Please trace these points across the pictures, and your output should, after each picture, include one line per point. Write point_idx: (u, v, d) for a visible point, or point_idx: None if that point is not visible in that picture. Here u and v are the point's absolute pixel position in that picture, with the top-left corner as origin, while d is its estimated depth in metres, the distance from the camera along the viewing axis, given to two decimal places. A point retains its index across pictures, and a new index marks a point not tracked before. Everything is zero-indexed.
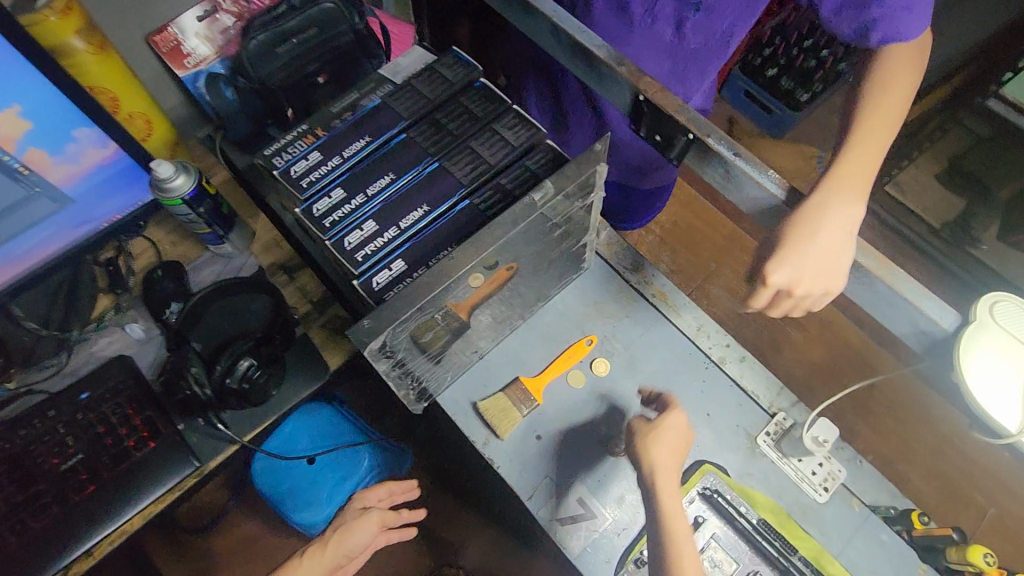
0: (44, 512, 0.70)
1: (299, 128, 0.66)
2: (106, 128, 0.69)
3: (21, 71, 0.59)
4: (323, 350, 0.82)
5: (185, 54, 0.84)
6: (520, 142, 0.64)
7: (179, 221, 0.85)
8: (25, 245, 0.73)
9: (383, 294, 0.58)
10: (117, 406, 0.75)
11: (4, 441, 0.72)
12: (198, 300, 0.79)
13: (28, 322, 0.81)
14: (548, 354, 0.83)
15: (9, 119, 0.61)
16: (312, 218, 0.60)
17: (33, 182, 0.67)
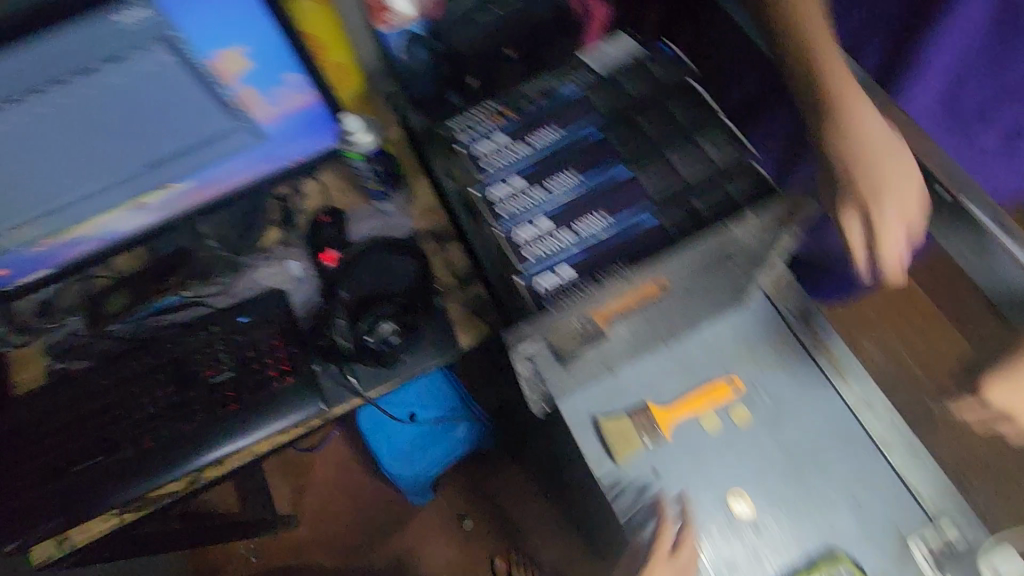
0: (193, 417, 0.77)
1: (491, 105, 0.65)
2: (310, 74, 0.71)
3: (252, 12, 0.62)
4: (456, 329, 0.81)
5: (388, 10, 0.84)
6: (723, 163, 0.58)
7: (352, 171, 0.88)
8: (222, 172, 0.79)
9: (549, 301, 0.54)
10: (267, 336, 0.80)
11: (175, 343, 0.80)
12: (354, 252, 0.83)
13: (210, 240, 0.89)
14: (685, 387, 0.77)
15: (234, 57, 0.65)
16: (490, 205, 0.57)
17: (239, 117, 0.72)
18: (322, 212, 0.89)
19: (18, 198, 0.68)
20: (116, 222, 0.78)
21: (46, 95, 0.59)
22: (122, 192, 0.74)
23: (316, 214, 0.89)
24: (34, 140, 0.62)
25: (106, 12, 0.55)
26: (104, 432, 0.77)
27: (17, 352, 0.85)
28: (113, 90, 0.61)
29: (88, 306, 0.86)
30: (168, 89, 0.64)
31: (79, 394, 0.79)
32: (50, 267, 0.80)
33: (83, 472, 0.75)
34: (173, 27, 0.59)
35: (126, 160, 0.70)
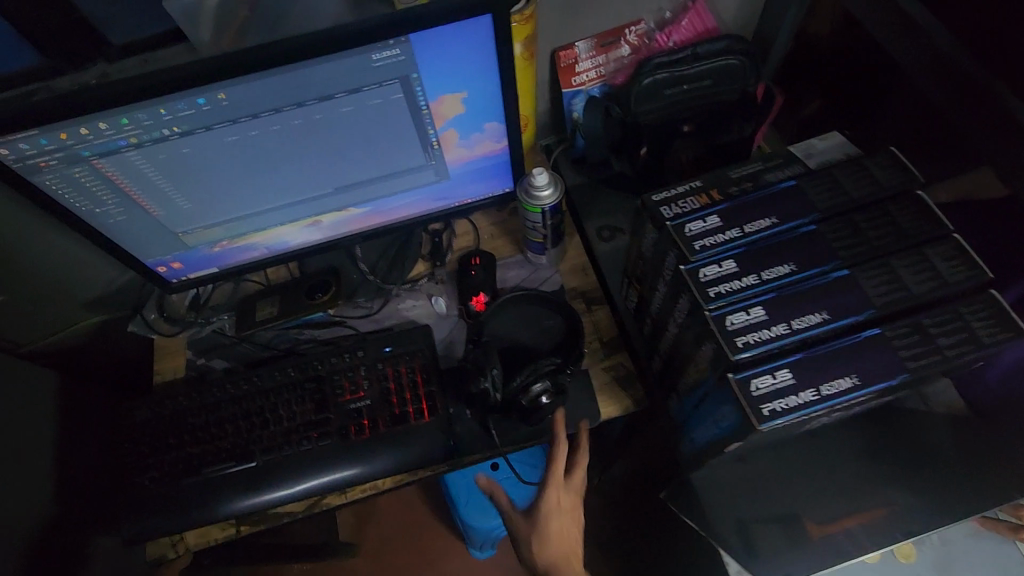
0: (325, 439, 0.76)
1: (696, 183, 0.63)
2: (509, 126, 0.73)
3: (482, 63, 0.64)
4: (598, 395, 0.79)
5: (576, 73, 0.87)
6: (955, 282, 0.54)
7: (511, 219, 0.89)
8: (396, 203, 0.80)
9: (764, 402, 0.51)
10: (409, 370, 0.79)
11: (319, 361, 0.80)
12: (503, 300, 0.82)
13: (361, 263, 0.90)
14: (843, 508, 0.71)
15: (453, 102, 0.67)
16: (700, 284, 0.56)
17: (434, 156, 0.73)
18: (470, 253, 0.88)
19: (220, 202, 0.71)
20: (288, 235, 0.80)
21: (284, 114, 0.62)
22: (306, 209, 0.76)
23: (465, 253, 0.88)
24: (256, 152, 0.65)
25: (365, 48, 0.58)
26: (238, 438, 0.77)
27: (163, 341, 0.88)
28: (341, 117, 0.64)
29: (238, 309, 0.88)
30: (386, 123, 0.66)
31: (218, 396, 0.80)
32: (216, 267, 0.83)
33: (214, 476, 0.75)
34: (414, 69, 0.61)
35: (322, 181, 0.72)
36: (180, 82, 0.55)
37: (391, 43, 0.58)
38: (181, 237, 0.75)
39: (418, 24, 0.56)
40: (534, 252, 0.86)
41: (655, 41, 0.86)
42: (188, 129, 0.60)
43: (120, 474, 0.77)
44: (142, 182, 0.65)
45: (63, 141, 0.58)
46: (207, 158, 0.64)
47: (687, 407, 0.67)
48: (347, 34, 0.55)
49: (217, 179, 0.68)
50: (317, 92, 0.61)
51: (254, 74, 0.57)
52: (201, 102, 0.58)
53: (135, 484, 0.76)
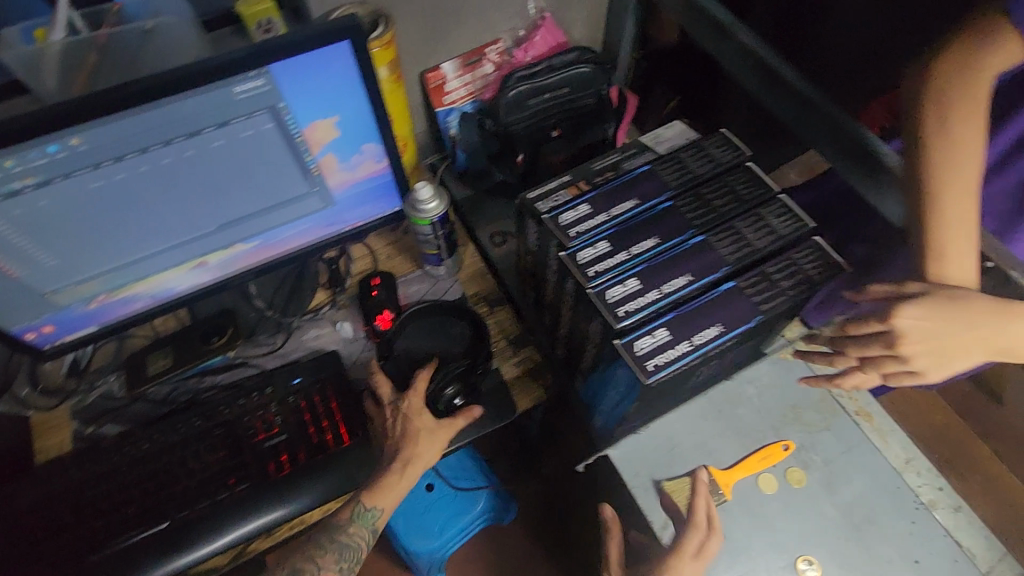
0: (243, 484, 0.73)
1: (565, 178, 0.69)
2: (386, 146, 0.76)
3: (348, 87, 0.66)
4: (512, 391, 0.82)
5: (446, 92, 0.92)
6: (787, 232, 0.63)
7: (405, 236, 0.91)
8: (285, 235, 0.80)
9: (648, 360, 0.57)
10: (322, 398, 0.78)
11: (224, 406, 0.78)
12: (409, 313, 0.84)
13: (257, 300, 0.88)
14: (739, 450, 0.79)
15: (327, 127, 0.69)
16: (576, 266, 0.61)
17: (316, 183, 0.75)
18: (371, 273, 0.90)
19: (89, 254, 0.67)
20: (173, 281, 0.78)
21: (149, 154, 0.61)
22: (189, 250, 0.74)
23: (365, 274, 0.90)
24: (124, 197, 0.63)
25: (227, 81, 0.59)
26: (143, 502, 0.72)
27: (40, 418, 0.80)
28: (212, 152, 0.64)
29: (126, 367, 0.83)
30: (261, 154, 0.67)
31: (114, 462, 0.75)
32: (96, 326, 0.78)
33: (122, 548, 0.70)
34: (281, 98, 0.63)
35: (202, 220, 0.71)
36: (27, 132, 0.53)
37: (253, 74, 0.59)
38: (49, 296, 0.70)
39: (278, 53, 0.58)
40: (429, 263, 0.89)
41: (515, 57, 0.93)
42: (43, 179, 0.58)
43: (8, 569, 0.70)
44: None
45: None
46: (69, 208, 0.61)
47: (591, 384, 0.73)
48: (206, 69, 0.56)
49: (84, 230, 0.64)
50: (182, 129, 0.60)
51: (109, 116, 0.56)
52: (53, 149, 0.56)
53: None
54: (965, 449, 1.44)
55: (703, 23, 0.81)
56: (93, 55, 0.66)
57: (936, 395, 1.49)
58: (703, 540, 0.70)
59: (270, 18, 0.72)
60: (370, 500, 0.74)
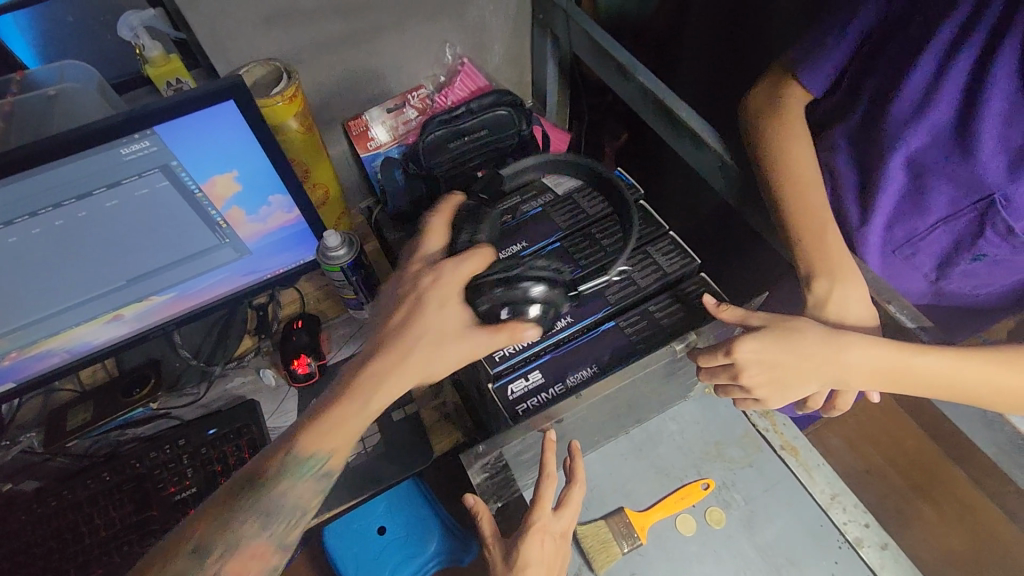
0: (150, 539, 0.73)
1: (460, 220, 0.70)
2: (294, 196, 0.77)
3: (241, 141, 0.67)
4: (430, 434, 0.82)
5: (369, 138, 0.93)
6: (672, 270, 0.63)
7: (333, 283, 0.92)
8: (202, 285, 0.81)
9: (519, 405, 0.57)
10: (235, 448, 0.78)
11: (136, 460, 0.77)
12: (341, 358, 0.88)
13: (182, 350, 0.89)
14: (659, 490, 0.78)
15: (226, 181, 0.70)
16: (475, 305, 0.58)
17: (225, 235, 0.76)
18: (295, 317, 0.91)
19: None
20: (88, 336, 0.79)
21: (40, 216, 0.62)
22: (99, 306, 0.76)
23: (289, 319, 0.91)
24: (20, 258, 0.65)
25: (110, 144, 0.60)
26: (52, 560, 0.73)
27: None
28: (107, 212, 0.66)
29: (47, 423, 0.83)
30: (159, 210, 0.68)
31: (24, 520, 0.75)
32: (11, 382, 0.79)
33: None
34: (172, 157, 0.64)
35: (107, 277, 0.72)
36: None
37: (138, 137, 0.61)
38: None
39: (160, 116, 0.60)
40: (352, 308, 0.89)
41: (437, 101, 0.94)
42: None
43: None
44: None
45: None
46: None
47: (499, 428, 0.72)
48: (85, 135, 0.58)
49: None
50: (73, 192, 0.62)
51: None
52: None
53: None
54: (939, 475, 1.40)
55: (608, 65, 0.83)
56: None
57: (911, 420, 1.44)
58: (567, 492, 0.67)
59: (179, 77, 0.74)
60: (312, 443, 0.56)
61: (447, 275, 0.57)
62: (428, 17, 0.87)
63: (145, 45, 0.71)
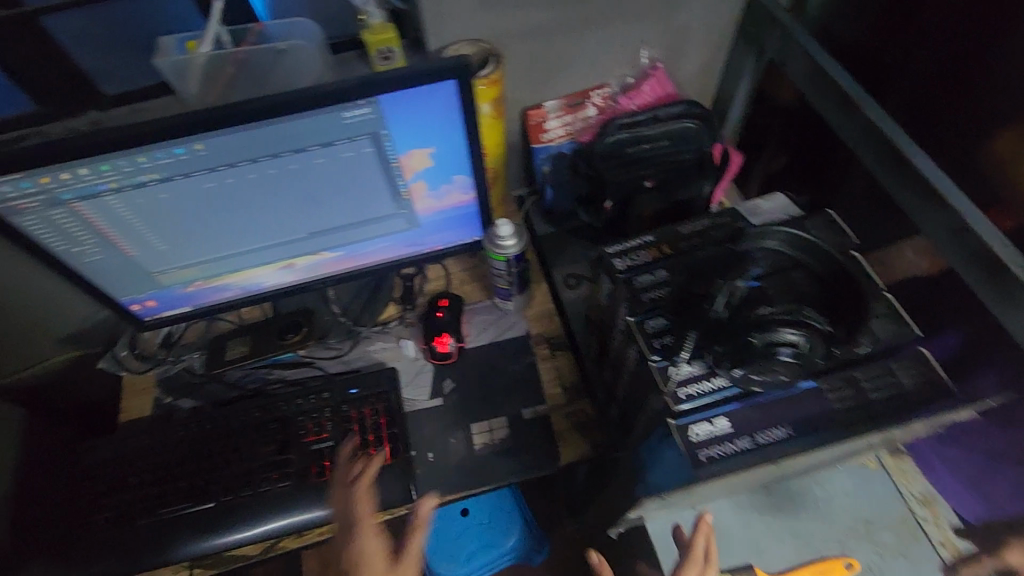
0: (286, 480, 0.76)
1: (646, 238, 0.68)
2: (476, 179, 0.77)
3: (448, 120, 0.68)
4: (559, 440, 0.80)
5: (544, 130, 0.93)
6: (887, 339, 0.57)
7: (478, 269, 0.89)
8: (367, 249, 0.84)
9: (701, 449, 0.53)
10: (374, 412, 0.80)
11: (283, 402, 0.81)
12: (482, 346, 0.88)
13: (334, 305, 0.93)
14: (795, 557, 0.72)
15: (421, 157, 0.71)
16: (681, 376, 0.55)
17: (404, 206, 0.77)
18: (441, 294, 0.92)
19: (195, 244, 0.74)
20: (263, 277, 0.83)
21: (259, 163, 0.66)
22: (280, 252, 0.79)
23: (436, 295, 0.92)
24: (231, 198, 0.69)
25: (338, 107, 0.62)
26: (197, 479, 0.77)
27: (131, 379, 0.88)
28: (314, 168, 0.68)
29: (210, 347, 0.89)
30: (357, 173, 0.70)
31: (181, 435, 0.80)
32: (190, 306, 0.85)
33: (173, 517, 0.75)
34: (383, 126, 0.66)
35: (295, 227, 0.76)
36: (158, 135, 0.58)
37: (362, 103, 0.62)
38: (155, 276, 0.77)
39: (389, 86, 0.61)
40: (501, 297, 0.89)
41: (619, 103, 0.92)
42: (166, 176, 0.64)
43: (78, 516, 0.77)
44: (120, 224, 0.68)
45: (43, 183, 0.61)
46: (184, 203, 0.67)
47: (639, 454, 0.70)
48: (321, 94, 0.60)
49: (194, 223, 0.71)
50: (291, 145, 0.65)
51: (226, 128, 0.61)
52: (179, 151, 0.61)
53: (89, 524, 0.76)
54: None
55: (828, 94, 0.77)
56: (230, 68, 0.73)
57: None
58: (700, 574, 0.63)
59: (391, 47, 0.76)
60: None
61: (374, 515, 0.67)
62: (637, 17, 0.84)
63: (370, 13, 0.75)
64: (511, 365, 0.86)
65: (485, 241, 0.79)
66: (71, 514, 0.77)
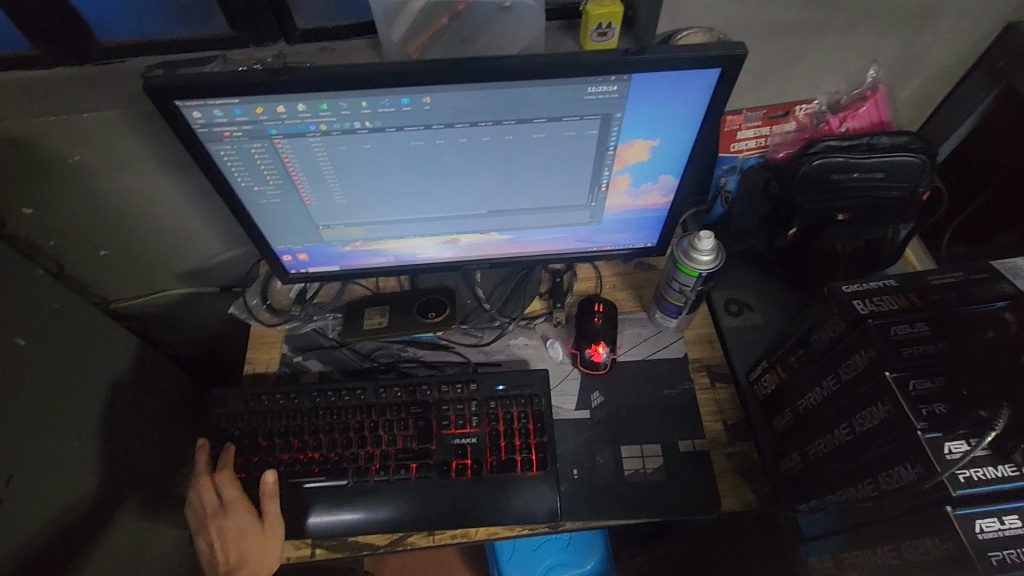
0: (425, 472, 0.70)
1: (890, 282, 0.61)
2: (681, 183, 0.69)
3: (687, 113, 0.60)
4: (718, 483, 0.73)
5: (736, 139, 0.84)
6: None
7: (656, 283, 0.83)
8: (538, 237, 0.77)
9: (992, 549, 0.47)
10: (522, 414, 0.73)
11: (426, 386, 0.75)
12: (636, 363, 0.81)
13: (477, 289, 0.86)
14: None
15: (642, 148, 0.64)
16: (964, 460, 0.48)
17: (597, 198, 0.70)
18: (594, 297, 0.84)
19: (373, 203, 0.68)
20: (422, 248, 0.77)
21: (476, 128, 0.59)
22: (450, 226, 0.73)
23: (588, 297, 0.83)
24: (432, 161, 0.62)
25: (584, 80, 0.55)
26: (330, 452, 0.71)
27: (257, 330, 0.84)
28: (529, 143, 0.61)
29: (346, 312, 0.84)
30: (571, 155, 0.63)
31: (314, 402, 0.74)
32: (337, 266, 0.79)
33: (301, 490, 0.70)
34: (620, 109, 0.59)
35: (479, 203, 0.69)
36: (394, 79, 0.53)
37: (612, 79, 0.55)
38: (319, 229, 0.71)
39: (650, 65, 0.54)
40: (666, 314, 0.81)
41: (823, 125, 0.84)
42: (379, 126, 0.58)
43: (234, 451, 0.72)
44: (311, 169, 0.62)
45: (256, 114, 0.56)
46: (384, 158, 0.61)
47: (828, 520, 0.63)
48: (576, 64, 0.53)
49: (384, 181, 0.65)
50: (517, 114, 0.58)
51: (461, 85, 0.54)
52: (404, 102, 0.56)
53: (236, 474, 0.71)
54: None
55: None
56: (444, 18, 0.66)
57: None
58: None
59: (610, 22, 0.68)
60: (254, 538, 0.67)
61: (210, 495, 0.70)
62: (879, 31, 0.75)
63: None
64: (665, 389, 0.79)
65: (677, 252, 0.72)
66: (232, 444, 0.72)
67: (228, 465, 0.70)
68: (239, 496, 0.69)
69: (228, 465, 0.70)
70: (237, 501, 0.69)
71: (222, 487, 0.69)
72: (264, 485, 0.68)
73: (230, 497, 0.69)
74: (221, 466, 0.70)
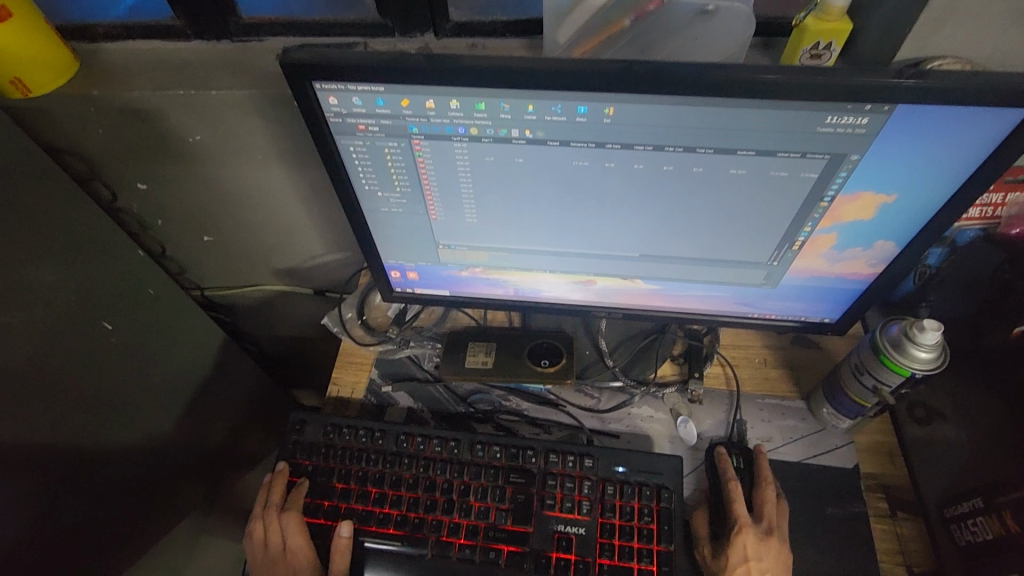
0: (516, 559, 0.57)
1: None
2: (904, 254, 0.53)
3: (946, 164, 0.45)
4: None
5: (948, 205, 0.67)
6: None
7: (822, 381, 0.66)
8: (690, 293, 0.62)
9: None
10: (643, 508, 0.58)
11: (531, 452, 0.62)
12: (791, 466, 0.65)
13: (600, 340, 0.73)
14: None
15: (869, 204, 0.49)
16: None
17: (782, 258, 0.55)
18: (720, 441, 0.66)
19: (507, 227, 0.57)
20: (549, 286, 0.65)
21: (660, 153, 0.47)
22: (590, 265, 0.60)
23: (718, 442, 0.66)
24: (592, 187, 0.51)
25: (823, 107, 0.42)
26: (409, 511, 0.60)
27: (349, 348, 0.75)
28: (720, 180, 0.48)
29: (446, 344, 0.73)
30: (769, 203, 0.50)
31: (398, 447, 0.63)
32: (448, 292, 0.68)
33: (367, 549, 0.59)
34: (859, 150, 0.44)
35: (633, 244, 0.56)
36: (578, 81, 0.41)
37: (865, 109, 0.41)
38: (438, 249, 0.61)
39: (926, 98, 0.40)
40: (839, 412, 0.64)
41: None
42: (541, 137, 0.47)
43: (306, 486, 0.62)
44: (446, 180, 0.52)
45: (400, 107, 0.46)
46: (534, 177, 0.50)
47: None
48: (821, 85, 0.40)
49: (525, 203, 0.53)
50: (718, 141, 0.45)
51: (658, 96, 0.42)
52: (580, 111, 0.44)
53: (305, 516, 0.61)
54: None
55: None
56: (627, 19, 0.54)
57: None
58: None
59: (831, 42, 0.54)
60: None
61: (273, 537, 0.60)
62: None
63: None
64: (827, 506, 0.63)
65: (881, 340, 0.57)
66: (305, 479, 0.63)
67: (297, 505, 0.61)
68: (304, 546, 0.59)
69: (298, 505, 0.61)
70: (302, 551, 0.59)
71: (287, 531, 0.60)
72: (336, 538, 0.59)
73: (295, 545, 0.59)
74: (289, 506, 0.61)
